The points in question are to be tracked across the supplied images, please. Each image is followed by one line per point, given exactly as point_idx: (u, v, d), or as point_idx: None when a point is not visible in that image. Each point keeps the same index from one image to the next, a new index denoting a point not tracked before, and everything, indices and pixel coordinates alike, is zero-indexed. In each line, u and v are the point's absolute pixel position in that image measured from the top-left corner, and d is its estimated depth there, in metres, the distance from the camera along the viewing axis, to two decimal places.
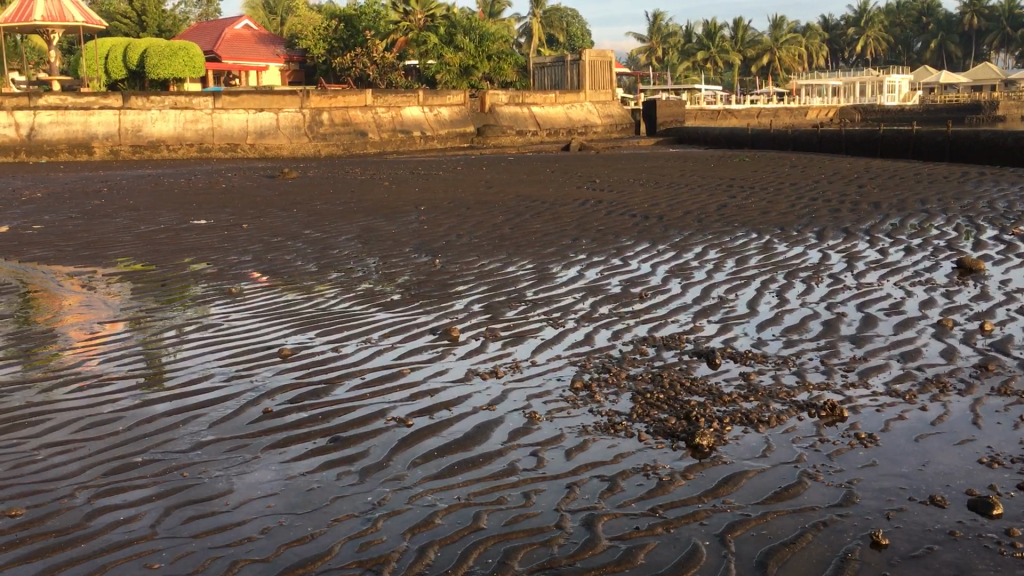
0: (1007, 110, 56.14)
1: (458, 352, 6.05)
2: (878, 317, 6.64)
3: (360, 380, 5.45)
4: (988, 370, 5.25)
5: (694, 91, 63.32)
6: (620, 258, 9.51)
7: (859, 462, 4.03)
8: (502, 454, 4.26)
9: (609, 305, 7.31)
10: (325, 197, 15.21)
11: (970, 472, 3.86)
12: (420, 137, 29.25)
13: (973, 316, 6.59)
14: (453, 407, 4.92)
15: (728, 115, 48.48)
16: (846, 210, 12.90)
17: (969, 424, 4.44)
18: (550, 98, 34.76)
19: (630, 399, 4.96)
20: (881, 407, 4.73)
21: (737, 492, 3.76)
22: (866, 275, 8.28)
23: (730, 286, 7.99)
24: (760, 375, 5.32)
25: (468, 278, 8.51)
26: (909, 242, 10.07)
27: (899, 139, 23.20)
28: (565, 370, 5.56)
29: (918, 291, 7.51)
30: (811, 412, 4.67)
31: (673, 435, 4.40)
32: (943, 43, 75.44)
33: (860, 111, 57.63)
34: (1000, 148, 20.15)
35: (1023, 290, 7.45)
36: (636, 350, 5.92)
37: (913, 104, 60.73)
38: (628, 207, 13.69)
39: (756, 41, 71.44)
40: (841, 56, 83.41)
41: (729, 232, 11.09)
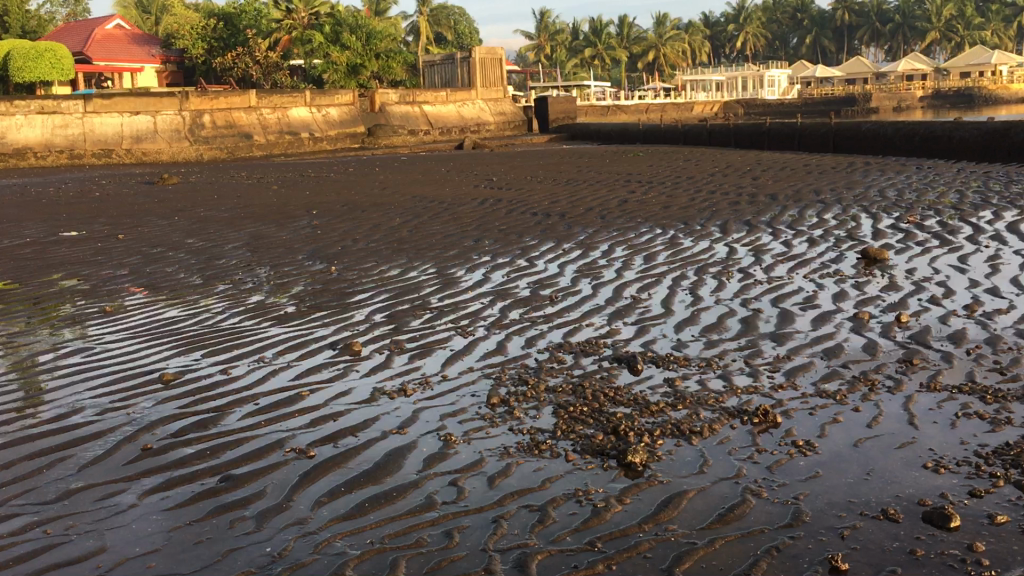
0: (880, 102, 58.77)
1: (361, 368, 5.58)
2: (794, 313, 6.47)
3: (253, 406, 4.93)
4: (914, 365, 5.10)
5: (583, 88, 63.62)
6: (525, 258, 9.18)
7: (802, 473, 3.76)
8: (418, 485, 3.85)
9: (519, 309, 6.96)
10: (209, 203, 14.41)
11: (918, 479, 3.62)
12: (309, 139, 28.42)
13: (888, 307, 6.50)
14: (359, 432, 4.48)
15: (618, 112, 49.10)
16: (745, 203, 12.91)
17: (906, 424, 4.23)
18: (441, 96, 34.39)
19: (553, 414, 4.61)
20: (813, 410, 4.49)
21: (679, 517, 3.42)
22: (775, 268, 8.17)
23: (642, 285, 7.75)
24: (686, 380, 5.04)
25: (367, 286, 8.02)
26: (811, 233, 10.06)
27: (784, 132, 23.65)
28: (479, 383, 5.17)
29: (829, 283, 7.42)
30: (744, 419, 4.40)
31: (602, 453, 4.06)
32: (817, 39, 78.04)
33: (744, 104, 59.22)
34: (882, 138, 20.76)
35: (930, 279, 7.43)
36: (553, 359, 5.57)
37: (792, 98, 62.47)
38: (529, 205, 13.39)
39: (641, 38, 72.32)
40: (723, 52, 85.41)
41: (632, 228, 10.89)
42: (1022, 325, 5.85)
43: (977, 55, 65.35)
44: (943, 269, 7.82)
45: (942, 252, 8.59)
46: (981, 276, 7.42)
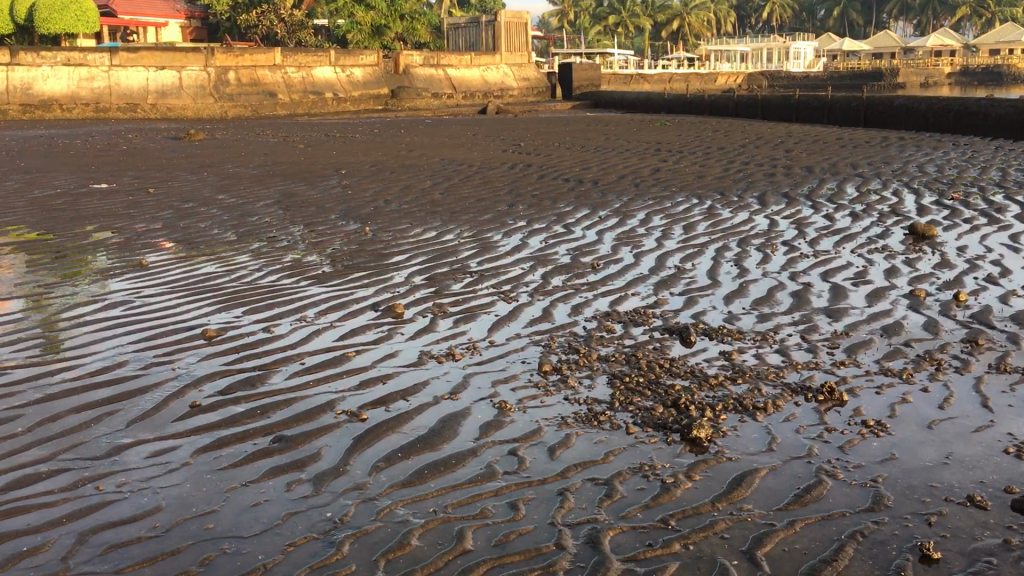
0: (907, 77, 57.93)
1: (406, 331, 5.46)
2: (846, 287, 6.30)
3: (299, 366, 4.82)
4: (979, 346, 4.95)
5: (606, 55, 62.72)
6: (561, 225, 9.00)
7: (878, 455, 3.61)
8: (476, 453, 3.72)
9: (561, 276, 6.80)
10: (237, 160, 14.24)
11: (1000, 465, 3.48)
12: (332, 99, 28.22)
13: (943, 285, 6.33)
14: (410, 396, 4.35)
15: (641, 80, 48.53)
16: (780, 175, 12.68)
17: (979, 406, 4.09)
18: (466, 60, 34.01)
19: (608, 384, 4.47)
20: (880, 389, 4.34)
21: (753, 497, 3.28)
22: (820, 242, 7.98)
23: (685, 254, 7.56)
24: (742, 354, 4.89)
25: (403, 247, 7.86)
26: (852, 207, 9.84)
27: (815, 105, 23.25)
28: (529, 350, 5.03)
29: (879, 259, 7.23)
30: (808, 396, 4.25)
31: (665, 427, 3.92)
32: (845, 11, 76.79)
33: (768, 76, 58.60)
34: (915, 113, 20.37)
35: (984, 257, 7.24)
36: (602, 328, 5.42)
37: (818, 71, 61.52)
38: (560, 171, 13.19)
39: (667, 6, 71.16)
40: (748, 22, 84.16)
41: (668, 197, 10.69)
42: None
43: (1007, 32, 64.32)
44: (995, 247, 7.63)
45: (992, 230, 8.39)
46: None
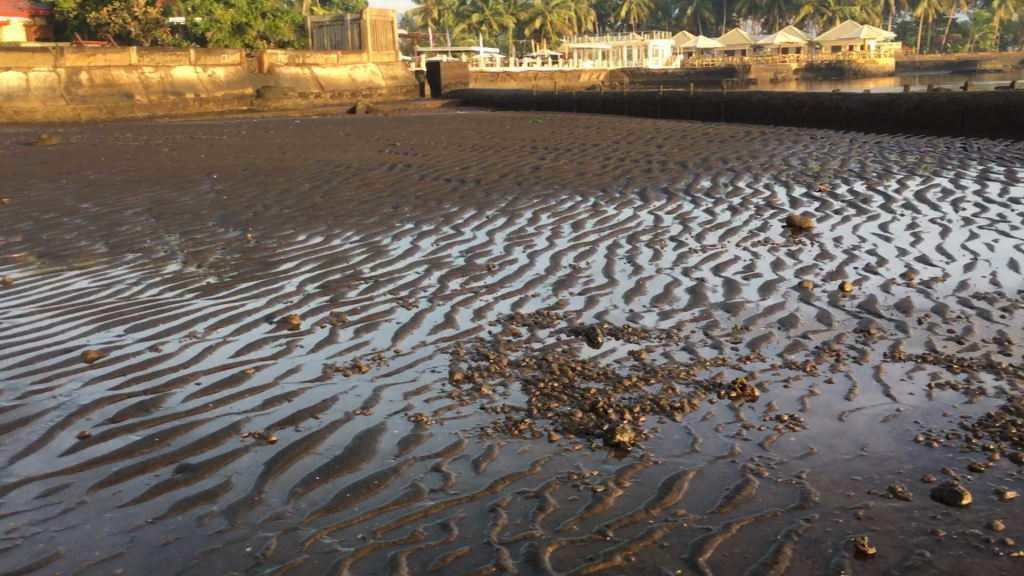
0: (758, 74, 60.37)
1: (305, 343, 5.24)
2: (739, 282, 6.43)
3: (194, 386, 4.54)
4: (872, 334, 5.11)
5: (471, 53, 62.74)
6: (450, 226, 8.90)
7: (797, 450, 3.66)
8: (398, 471, 3.58)
9: (458, 279, 6.69)
10: (98, 166, 13.49)
11: (913, 455, 3.58)
12: (194, 100, 27.33)
13: (828, 276, 6.54)
14: (320, 414, 4.17)
15: (507, 78, 48.89)
16: (657, 170, 12.92)
17: (883, 395, 4.22)
18: (332, 59, 33.34)
19: (523, 390, 4.40)
20: (788, 382, 4.42)
21: (686, 501, 3.27)
22: (706, 236, 8.14)
23: (578, 253, 7.58)
24: (651, 353, 4.91)
25: (289, 254, 7.59)
26: (730, 201, 10.10)
27: (678, 101, 23.85)
28: (437, 358, 4.90)
29: (764, 252, 7.42)
30: (721, 393, 4.29)
31: (587, 433, 3.88)
32: (699, 10, 79.40)
33: (628, 73, 59.95)
34: (772, 108, 21.15)
35: (859, 247, 7.52)
36: (508, 332, 5.34)
37: (676, 68, 63.33)
38: (440, 171, 13.06)
39: (528, 5, 71.45)
40: (608, 21, 85.91)
41: (552, 195, 10.73)
42: (962, 294, 5.94)
43: (847, 30, 67.76)
44: (868, 237, 7.94)
45: (862, 220, 8.76)
46: (907, 244, 7.55)
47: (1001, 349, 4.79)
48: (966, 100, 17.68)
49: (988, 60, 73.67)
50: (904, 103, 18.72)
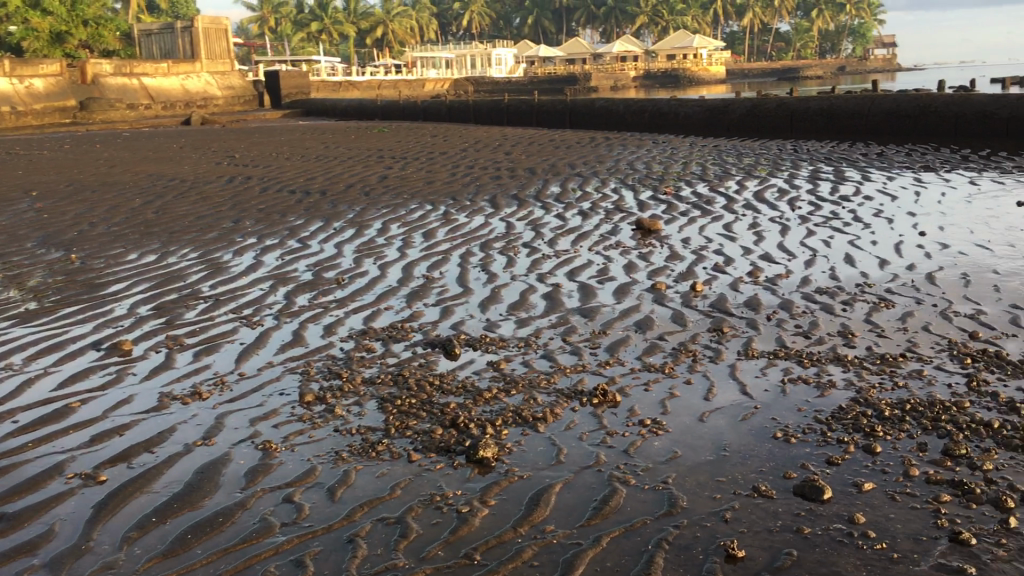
0: (598, 82, 61.81)
1: (139, 370, 4.85)
2: (594, 286, 6.41)
3: (11, 425, 4.10)
4: (726, 333, 5.16)
5: (312, 63, 61.38)
6: (295, 239, 8.56)
7: (661, 454, 3.61)
8: (245, 505, 3.31)
9: (306, 295, 6.39)
10: None
11: (774, 451, 3.58)
12: (10, 113, 25.61)
13: (679, 277, 6.61)
14: (157, 447, 3.83)
15: (350, 87, 48.20)
16: (506, 177, 12.90)
17: (740, 394, 4.23)
18: (163, 69, 31.93)
19: (379, 409, 4.19)
20: (648, 385, 4.38)
21: (553, 516, 3.15)
22: (558, 242, 8.12)
23: (430, 263, 7.40)
24: (510, 363, 4.79)
25: (120, 274, 7.08)
26: (579, 206, 10.16)
27: (523, 108, 24.05)
28: (286, 380, 4.62)
29: (616, 255, 7.45)
30: (583, 400, 4.21)
31: (448, 450, 3.71)
32: (539, 19, 80.70)
33: (473, 82, 60.29)
34: (614, 114, 21.60)
35: (706, 247, 7.66)
36: (361, 348, 5.11)
37: (519, 76, 64.02)
38: (283, 183, 12.61)
39: (369, 14, 69.51)
40: (450, 30, 86.03)
41: (401, 204, 10.52)
42: (806, 289, 6.10)
43: (680, 38, 70.37)
44: (714, 237, 8.12)
45: (707, 221, 8.96)
46: (751, 243, 7.75)
47: (845, 342, 4.90)
48: (795, 105, 18.58)
49: (808, 67, 78.26)
50: (738, 107, 19.51)
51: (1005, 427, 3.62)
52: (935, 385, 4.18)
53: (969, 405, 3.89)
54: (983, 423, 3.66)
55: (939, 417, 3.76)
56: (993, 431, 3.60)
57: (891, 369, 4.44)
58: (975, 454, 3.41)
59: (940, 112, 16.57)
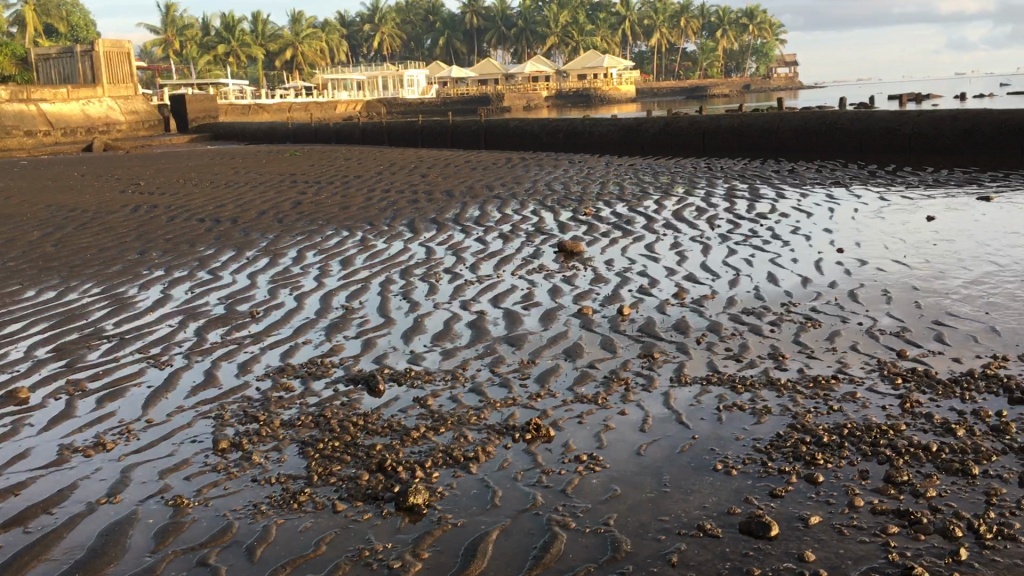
0: (511, 102, 62.10)
1: (36, 421, 4.48)
2: (520, 312, 6.26)
3: None
4: (657, 359, 5.05)
5: (220, 86, 60.09)
6: (206, 270, 8.20)
7: (601, 493, 3.45)
8: (155, 572, 3.03)
9: (219, 330, 6.08)
10: None
11: (716, 485, 3.46)
12: None
13: (605, 301, 6.52)
14: (55, 508, 3.51)
15: (259, 109, 47.42)
16: (423, 201, 12.69)
17: (676, 424, 4.11)
18: (62, 94, 30.79)
19: (300, 455, 3.94)
20: (582, 418, 4.23)
21: (491, 569, 2.96)
22: (480, 266, 7.96)
23: (349, 292, 7.15)
24: (437, 398, 4.58)
25: (15, 314, 6.63)
26: (500, 229, 10.03)
27: (437, 129, 23.88)
28: (198, 426, 4.33)
29: (540, 279, 7.33)
30: (515, 436, 4.03)
31: (376, 498, 3.49)
32: (450, 41, 80.81)
33: (386, 104, 60.09)
34: (529, 135, 21.60)
35: (630, 269, 7.60)
36: (279, 387, 4.84)
37: (432, 98, 63.88)
38: (192, 211, 12.15)
39: (277, 36, 68.12)
40: (360, 52, 85.41)
41: (316, 231, 10.23)
42: (733, 310, 6.06)
43: (590, 58, 71.26)
44: (637, 258, 8.07)
45: (629, 241, 8.91)
46: (674, 264, 7.72)
47: (777, 364, 4.85)
48: (706, 122, 18.85)
49: (714, 86, 80.28)
50: (651, 126, 19.73)
51: (943, 450, 3.58)
52: (869, 408, 4.14)
53: (905, 428, 3.85)
54: (922, 446, 3.61)
55: (877, 442, 3.70)
56: (932, 455, 3.55)
57: (825, 392, 4.39)
58: (918, 480, 3.35)
59: (846, 129, 17.00)
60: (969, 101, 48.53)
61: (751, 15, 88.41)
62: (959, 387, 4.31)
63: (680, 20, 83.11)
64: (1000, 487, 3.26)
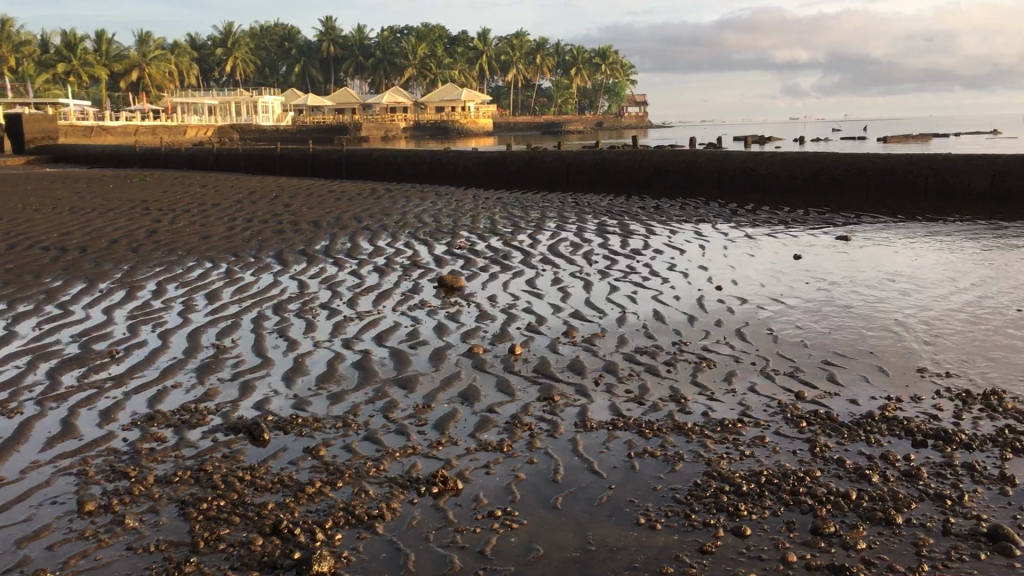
0: (369, 132, 61.47)
1: None
2: (407, 351, 5.98)
3: None
4: (557, 402, 4.88)
5: (58, 106, 56.65)
6: (54, 304, 7.52)
7: (522, 554, 3.23)
8: None
9: (76, 372, 5.51)
10: None
11: (642, 541, 3.30)
12: None
13: (494, 338, 6.32)
14: None
15: (103, 133, 45.14)
16: (288, 231, 12.21)
17: (589, 472, 3.93)
18: None
19: (181, 516, 3.52)
20: (489, 468, 3.99)
21: None
22: (359, 302, 7.62)
23: (219, 329, 6.67)
24: (330, 448, 4.24)
25: None
26: (374, 262, 9.70)
27: (296, 158, 23.26)
28: (59, 484, 3.83)
29: (423, 315, 7.05)
30: (420, 489, 3.75)
31: (275, 567, 3.14)
32: (305, 68, 79.44)
33: (238, 130, 58.35)
34: (392, 165, 21.32)
35: (515, 305, 7.43)
36: (150, 438, 4.38)
37: (287, 125, 62.40)
38: (34, 238, 11.25)
39: (123, 56, 65.01)
40: (211, 76, 82.80)
41: (176, 262, 9.63)
42: (626, 350, 5.97)
43: (448, 92, 71.54)
44: (520, 293, 7.92)
45: (509, 276, 8.75)
46: (558, 300, 7.62)
47: (681, 407, 4.76)
48: (569, 157, 19.12)
49: (568, 122, 82.19)
50: (515, 159, 19.84)
51: (863, 498, 3.56)
52: (780, 453, 4.10)
53: (820, 474, 3.82)
54: (842, 494, 3.59)
55: (797, 489, 3.65)
56: (853, 503, 3.53)
57: (733, 436, 4.31)
58: (843, 531, 3.32)
59: (704, 168, 17.53)
60: (807, 144, 51.34)
61: (604, 55, 91.08)
62: (863, 431, 4.34)
63: (536, 57, 84.77)
64: (926, 537, 3.25)
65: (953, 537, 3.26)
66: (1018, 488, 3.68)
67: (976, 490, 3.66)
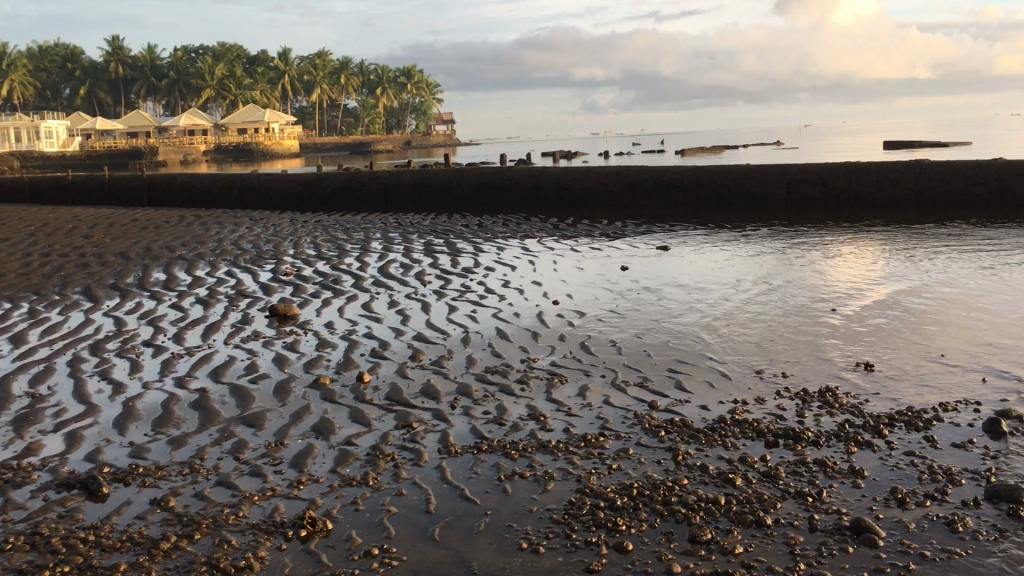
0: (166, 156, 58.60)
1: None
2: (248, 386, 5.67)
3: None
4: (416, 429, 4.75)
5: None
6: None
7: None
8: None
9: None
10: None
11: (528, 566, 3.24)
12: None
13: (339, 367, 6.11)
14: None
15: None
16: (95, 264, 11.40)
17: (462, 499, 3.84)
18: None
19: None
20: (357, 504, 3.82)
21: None
22: (186, 337, 7.18)
23: (31, 375, 6.09)
24: (181, 497, 3.94)
25: None
26: (195, 293, 9.20)
27: (90, 185, 21.79)
28: None
29: (259, 347, 6.73)
30: (288, 533, 3.54)
31: None
32: (92, 91, 74.90)
33: (19, 156, 54.12)
34: (198, 190, 20.35)
35: (354, 331, 7.23)
36: None
37: (74, 151, 58.49)
38: None
39: None
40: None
41: None
42: (475, 370, 5.91)
43: (249, 113, 69.40)
44: (357, 318, 7.71)
45: (343, 301, 8.52)
46: (398, 323, 7.47)
47: (542, 425, 4.74)
48: (386, 177, 18.92)
49: (376, 142, 81.73)
50: (330, 181, 19.41)
51: (732, 502, 3.65)
52: (645, 464, 4.15)
53: (687, 482, 3.90)
54: (711, 500, 3.67)
55: (669, 499, 3.70)
56: (724, 508, 3.61)
57: (598, 451, 4.33)
58: (720, 537, 3.39)
59: (521, 184, 17.80)
60: (609, 159, 53.35)
61: (408, 75, 91.23)
62: (718, 435, 4.47)
63: (339, 76, 83.74)
64: (797, 535, 3.37)
65: (821, 533, 3.39)
66: (868, 480, 3.89)
67: (831, 485, 3.84)
